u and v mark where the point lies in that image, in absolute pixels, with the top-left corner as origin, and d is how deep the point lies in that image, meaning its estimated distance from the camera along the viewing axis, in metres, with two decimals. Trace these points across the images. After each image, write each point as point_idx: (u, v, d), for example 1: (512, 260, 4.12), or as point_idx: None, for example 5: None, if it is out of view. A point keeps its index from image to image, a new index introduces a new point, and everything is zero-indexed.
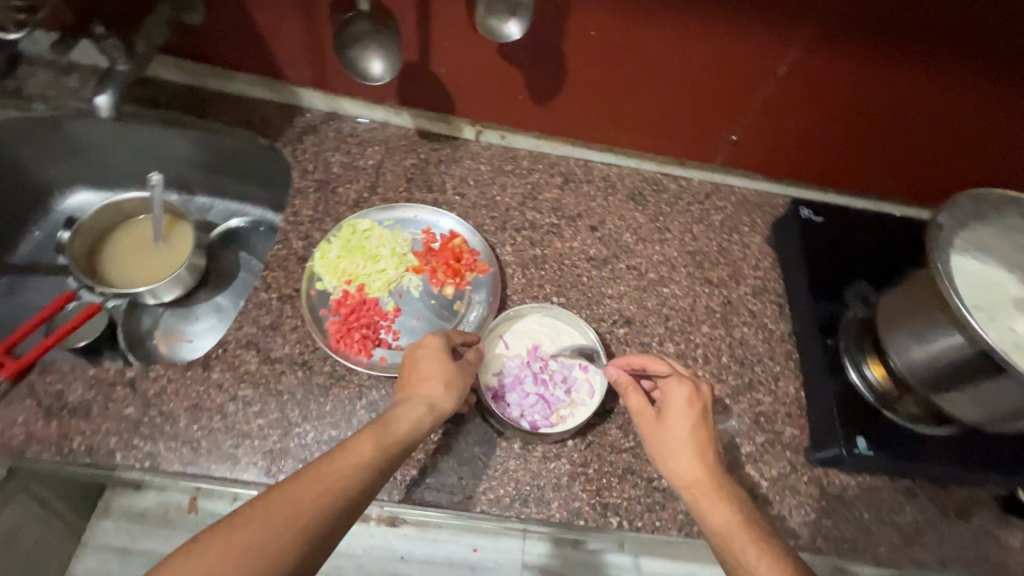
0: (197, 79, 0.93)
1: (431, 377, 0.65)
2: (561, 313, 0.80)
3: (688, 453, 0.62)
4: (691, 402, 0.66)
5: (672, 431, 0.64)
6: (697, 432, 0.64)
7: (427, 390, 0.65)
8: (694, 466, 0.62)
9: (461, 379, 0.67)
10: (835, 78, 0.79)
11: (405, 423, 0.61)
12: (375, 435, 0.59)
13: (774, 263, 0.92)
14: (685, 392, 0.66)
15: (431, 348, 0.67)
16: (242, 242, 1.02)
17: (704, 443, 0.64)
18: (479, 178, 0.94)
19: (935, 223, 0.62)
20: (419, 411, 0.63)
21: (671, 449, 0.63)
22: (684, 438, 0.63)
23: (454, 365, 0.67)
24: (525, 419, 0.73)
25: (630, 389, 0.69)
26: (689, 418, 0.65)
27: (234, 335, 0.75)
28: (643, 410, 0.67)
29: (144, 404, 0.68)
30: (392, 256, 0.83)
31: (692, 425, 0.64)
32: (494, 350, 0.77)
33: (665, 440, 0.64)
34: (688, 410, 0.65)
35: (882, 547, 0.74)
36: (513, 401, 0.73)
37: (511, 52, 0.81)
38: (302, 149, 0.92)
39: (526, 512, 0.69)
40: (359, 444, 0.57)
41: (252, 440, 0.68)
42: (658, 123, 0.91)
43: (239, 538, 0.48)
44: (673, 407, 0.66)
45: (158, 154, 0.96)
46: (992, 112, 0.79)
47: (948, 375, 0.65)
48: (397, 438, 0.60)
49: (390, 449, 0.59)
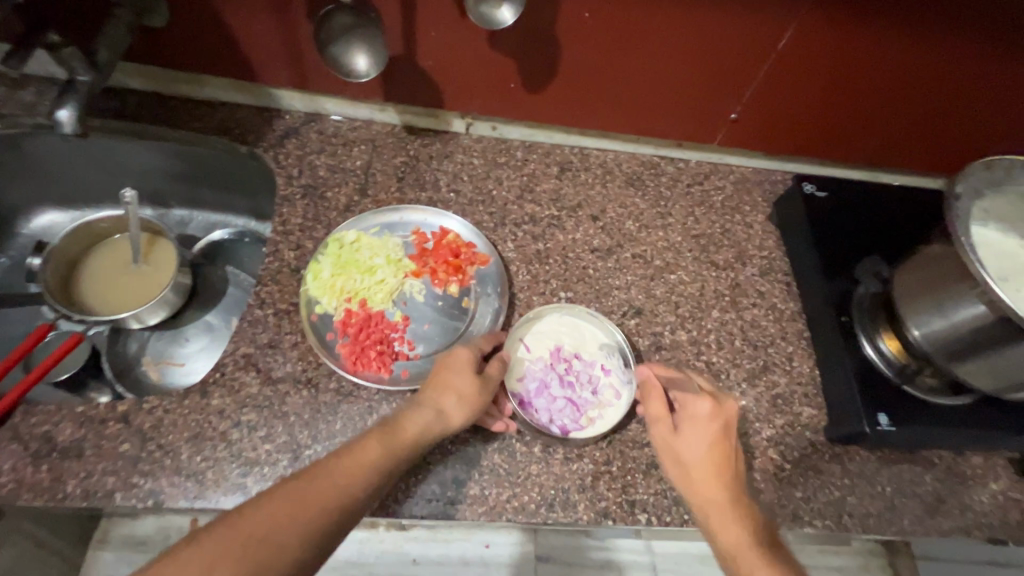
0: (165, 86, 0.87)
1: (447, 386, 0.63)
2: (582, 311, 0.78)
3: (701, 465, 0.63)
4: (713, 417, 0.65)
5: (689, 443, 0.64)
6: (714, 445, 0.64)
7: (439, 397, 0.63)
8: (704, 478, 0.62)
9: (477, 394, 0.64)
10: (835, 50, 0.77)
11: (413, 426, 0.60)
12: (382, 438, 0.58)
13: (777, 241, 0.92)
14: (708, 407, 0.65)
15: (461, 362, 0.65)
16: (227, 255, 0.96)
17: (720, 456, 0.63)
18: (473, 174, 0.91)
19: (953, 195, 0.61)
20: (428, 416, 0.61)
21: (685, 462, 0.64)
22: (700, 453, 0.63)
23: (470, 377, 0.65)
24: (554, 424, 0.70)
25: (650, 396, 0.68)
26: (706, 433, 0.64)
27: (231, 356, 0.71)
28: (661, 418, 0.66)
29: (141, 438, 0.64)
30: (388, 264, 0.78)
31: (710, 438, 0.64)
32: (515, 352, 0.74)
33: (679, 451, 0.64)
34: (708, 425, 0.65)
35: (907, 520, 0.74)
36: (540, 406, 0.71)
37: (502, 39, 0.77)
38: (285, 154, 0.88)
39: (553, 517, 0.67)
40: (366, 445, 0.57)
41: (260, 467, 0.65)
42: (655, 105, 0.89)
43: (241, 531, 0.47)
44: (693, 421, 0.65)
45: (129, 168, 0.91)
46: (992, 79, 0.79)
47: (969, 345, 0.64)
48: (404, 441, 0.58)
49: (397, 451, 0.57)
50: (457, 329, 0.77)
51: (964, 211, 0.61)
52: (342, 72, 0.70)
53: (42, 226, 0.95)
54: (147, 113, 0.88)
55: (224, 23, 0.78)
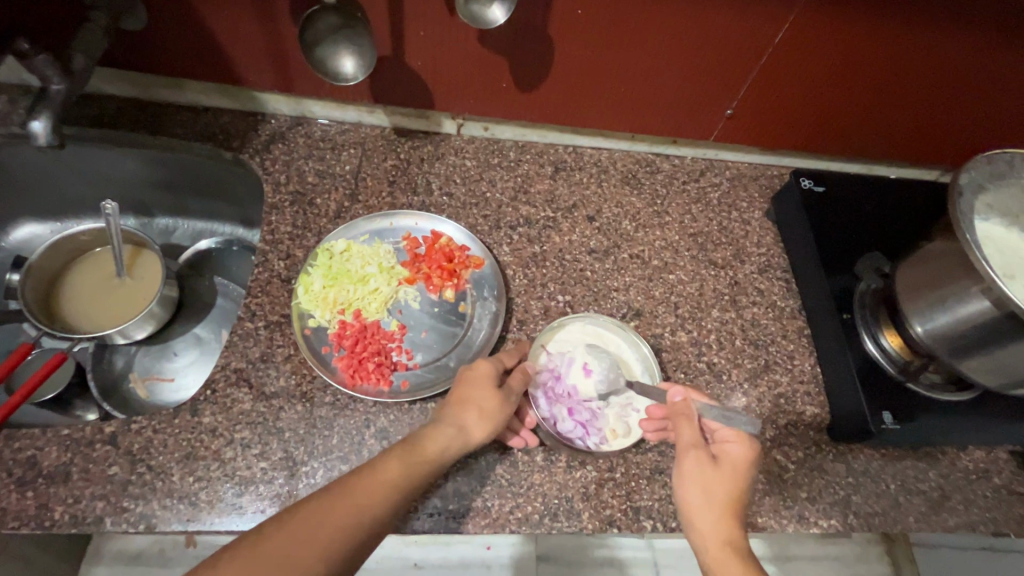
0: (145, 91, 0.84)
1: (469, 402, 0.63)
2: (605, 321, 0.77)
3: (721, 505, 0.58)
4: (750, 461, 0.61)
5: (718, 481, 0.59)
6: (739, 485, 0.60)
7: (461, 413, 0.62)
8: (720, 520, 0.57)
9: (497, 410, 0.63)
10: (834, 43, 0.76)
11: (434, 444, 0.58)
12: (403, 456, 0.56)
13: (775, 237, 0.91)
14: (747, 449, 0.61)
15: (481, 375, 0.65)
16: (217, 264, 0.94)
17: (740, 499, 0.59)
18: (466, 176, 0.89)
19: (958, 191, 0.60)
20: (449, 433, 0.59)
21: (709, 497, 0.59)
22: (721, 495, 0.59)
23: (491, 391, 0.64)
24: (577, 437, 0.69)
25: (682, 421, 0.64)
26: (735, 476, 0.60)
27: (222, 372, 0.69)
28: (692, 447, 0.61)
29: (130, 461, 0.62)
30: (381, 272, 0.76)
31: (739, 480, 0.60)
32: (539, 363, 0.73)
33: (705, 485, 0.59)
34: (742, 467, 0.60)
35: (912, 517, 0.73)
36: (563, 419, 0.70)
37: (493, 38, 0.75)
38: (271, 159, 0.85)
39: (557, 527, 0.66)
40: (387, 464, 0.55)
41: (255, 486, 0.63)
42: (651, 103, 0.87)
43: (259, 554, 0.46)
44: (729, 460, 0.61)
45: (110, 178, 0.88)
46: (991, 69, 0.78)
47: (974, 342, 0.63)
48: (425, 459, 0.57)
49: (419, 469, 0.56)
50: (455, 335, 0.75)
51: (969, 208, 0.60)
52: (327, 74, 0.69)
53: (20, 239, 0.92)
54: (126, 119, 0.84)
55: (203, 26, 0.74)
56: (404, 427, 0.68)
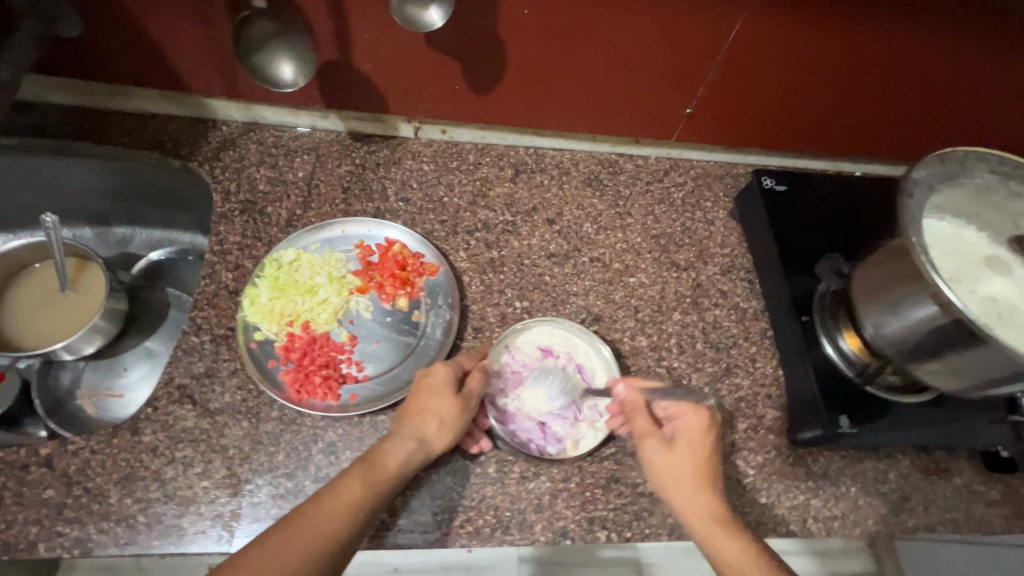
0: (90, 99, 0.82)
1: (427, 411, 0.62)
2: (574, 327, 0.76)
3: (692, 480, 0.61)
4: (705, 429, 0.64)
5: (679, 460, 0.63)
6: (704, 456, 0.63)
7: (420, 424, 0.62)
8: (695, 495, 0.61)
9: (458, 416, 0.63)
10: (790, 40, 0.74)
11: (394, 459, 0.59)
12: (362, 475, 0.56)
13: (740, 237, 0.90)
14: (701, 419, 0.65)
15: (439, 385, 0.64)
16: (170, 275, 0.93)
17: (708, 468, 0.63)
18: (423, 180, 0.87)
19: (908, 194, 0.58)
20: (409, 447, 0.60)
21: (677, 479, 0.62)
22: (691, 470, 0.62)
23: (451, 398, 0.63)
24: (533, 442, 0.68)
25: (637, 413, 0.67)
26: (695, 448, 0.63)
27: (164, 388, 0.67)
28: (647, 434, 0.65)
29: (67, 483, 0.61)
30: (331, 282, 0.74)
31: (701, 451, 0.63)
32: (500, 363, 0.72)
33: (670, 470, 0.63)
34: (698, 437, 0.64)
35: (872, 520, 0.73)
36: (522, 423, 0.69)
37: (441, 40, 0.72)
38: (221, 167, 0.83)
39: (509, 539, 0.65)
40: (348, 485, 0.55)
41: (197, 506, 0.61)
42: (609, 104, 0.85)
43: None
44: (685, 435, 0.64)
45: (58, 188, 0.86)
46: (950, 65, 0.77)
47: (926, 346, 0.62)
48: (384, 476, 0.57)
49: (379, 487, 0.56)
50: (408, 344, 0.73)
51: (920, 210, 0.59)
52: (262, 79, 0.70)
53: None
54: (69, 129, 0.82)
55: (142, 34, 0.72)
56: (352, 441, 0.67)
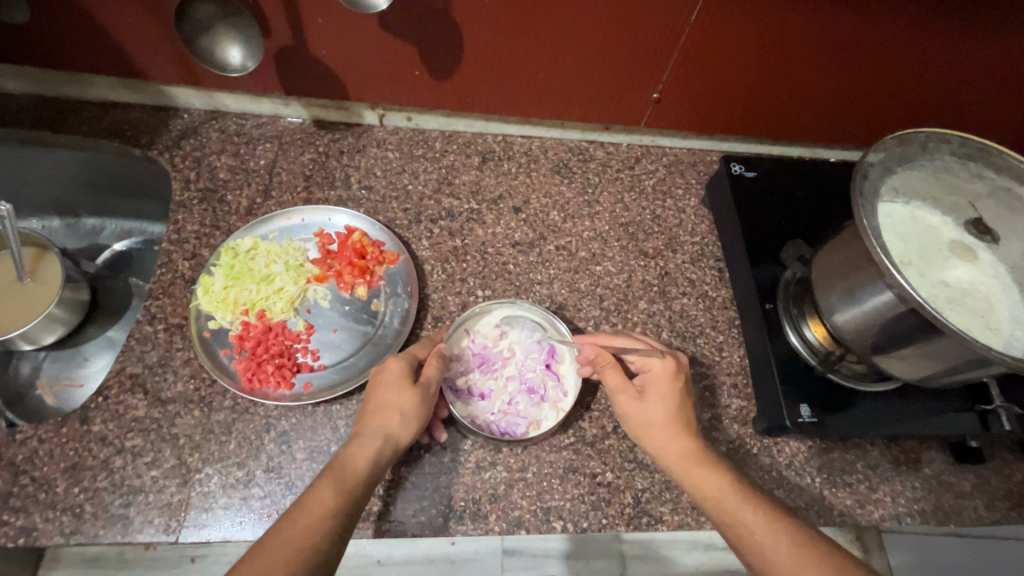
0: (50, 88, 0.81)
1: (387, 407, 0.61)
2: (532, 308, 0.74)
3: (667, 424, 0.62)
4: (673, 375, 0.64)
5: (652, 409, 0.63)
6: (676, 403, 0.63)
7: (382, 420, 0.60)
8: (670, 436, 0.61)
9: (419, 408, 0.62)
10: (753, 22, 0.72)
11: (363, 461, 0.57)
12: (335, 483, 0.54)
13: (710, 225, 0.88)
14: (668, 366, 0.65)
15: (393, 375, 0.63)
16: (133, 264, 0.93)
17: (680, 413, 0.63)
18: (387, 168, 0.86)
19: (862, 177, 0.57)
20: (375, 445, 0.58)
21: (650, 427, 0.63)
22: (663, 418, 0.62)
23: (408, 390, 0.62)
24: (495, 424, 0.67)
25: (608, 369, 0.66)
26: (667, 392, 0.64)
27: (115, 378, 0.66)
28: (621, 390, 0.64)
29: (13, 472, 0.60)
30: (287, 271, 0.73)
31: (671, 397, 0.63)
32: (459, 346, 0.71)
33: (643, 419, 0.63)
34: (666, 383, 0.64)
35: (837, 511, 0.72)
36: (483, 405, 0.68)
37: (395, 24, 0.71)
38: (181, 155, 0.82)
39: (462, 530, 0.64)
40: (319, 495, 0.53)
41: (144, 495, 0.61)
42: (574, 90, 0.84)
43: None
44: (655, 384, 0.64)
45: (23, 177, 0.86)
46: (920, 46, 0.75)
47: (885, 333, 0.61)
48: (357, 479, 0.55)
49: (353, 491, 0.55)
50: (364, 334, 0.72)
51: (873, 192, 0.58)
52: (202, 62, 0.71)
53: None
54: (30, 117, 0.80)
55: (93, 19, 0.70)
56: (305, 430, 0.66)
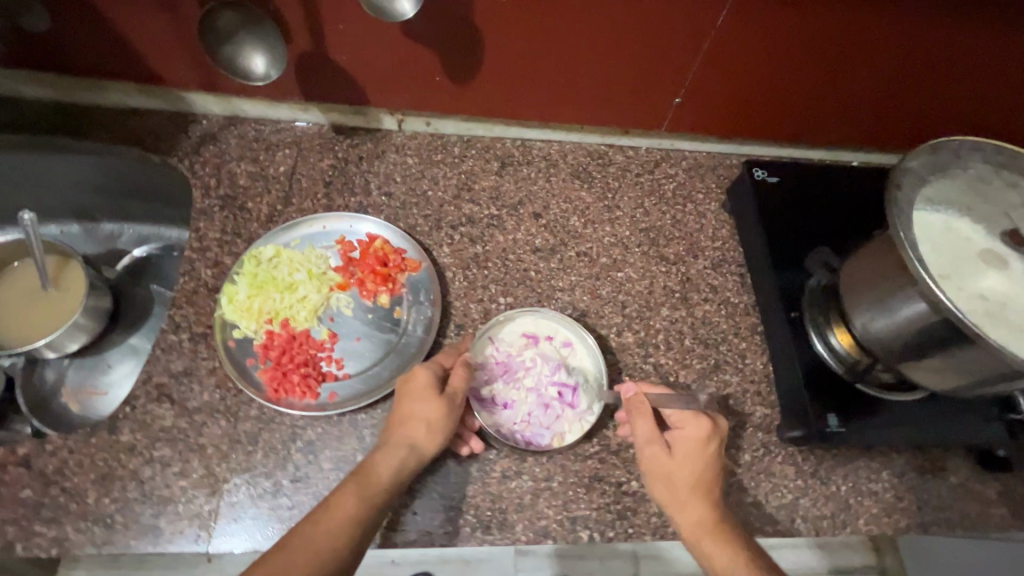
0: (66, 93, 0.80)
1: (413, 418, 0.61)
2: (558, 317, 0.74)
3: (689, 489, 0.60)
4: (705, 440, 0.62)
5: (678, 467, 0.61)
6: (703, 466, 0.61)
7: (408, 431, 0.61)
8: (692, 502, 0.60)
9: (446, 419, 0.62)
10: (780, 25, 0.71)
11: (386, 468, 0.59)
12: (357, 489, 0.57)
13: (732, 230, 0.88)
14: (702, 429, 0.62)
15: (420, 386, 0.62)
16: (153, 271, 0.93)
17: (706, 479, 0.61)
18: (406, 173, 0.85)
19: (894, 187, 0.57)
20: (399, 455, 0.59)
21: (673, 485, 0.61)
22: (688, 478, 0.61)
23: (435, 401, 0.62)
24: (519, 434, 0.67)
25: (638, 418, 0.64)
26: (696, 456, 0.62)
27: (142, 388, 0.66)
28: (650, 442, 0.62)
29: (44, 483, 0.61)
30: (310, 279, 0.73)
31: (700, 460, 0.61)
32: (483, 355, 0.71)
33: (668, 477, 0.62)
34: (697, 447, 0.62)
35: (862, 519, 0.71)
36: (507, 414, 0.68)
37: (418, 30, 0.71)
38: (201, 162, 0.82)
39: (489, 539, 0.64)
40: (342, 499, 0.56)
41: (174, 505, 0.61)
42: (595, 93, 0.83)
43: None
44: (686, 443, 0.62)
45: (39, 184, 0.85)
46: (947, 50, 0.74)
47: (917, 343, 0.61)
48: (379, 487, 0.58)
49: (374, 498, 0.57)
50: (388, 342, 0.72)
51: (908, 204, 0.57)
52: (229, 72, 0.71)
53: None
54: (45, 124, 0.79)
55: (114, 27, 0.70)
56: (332, 440, 0.66)
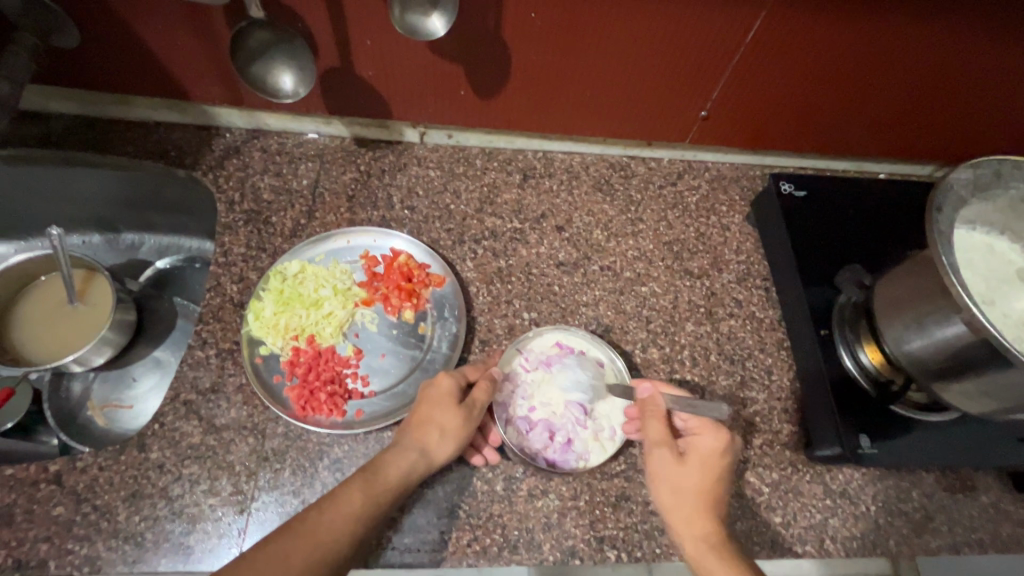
0: (93, 108, 0.80)
1: (429, 423, 0.61)
2: (587, 336, 0.74)
3: (695, 499, 0.59)
4: (721, 452, 0.61)
5: (688, 476, 0.61)
6: (714, 477, 0.61)
7: (422, 434, 0.60)
8: (696, 512, 0.59)
9: (461, 428, 0.62)
10: (814, 39, 0.70)
11: (395, 469, 0.58)
12: (364, 487, 0.56)
13: (756, 243, 0.87)
14: (719, 442, 0.62)
15: (442, 397, 0.62)
16: (176, 284, 0.94)
17: (714, 492, 0.60)
18: (429, 186, 0.85)
19: (933, 209, 0.56)
20: (410, 458, 0.59)
21: (682, 492, 0.60)
22: (697, 487, 0.60)
23: (454, 410, 0.62)
24: (542, 454, 0.67)
25: (650, 418, 0.63)
26: (706, 469, 0.61)
27: (171, 404, 0.67)
28: (659, 444, 0.62)
29: (75, 501, 0.61)
30: (335, 295, 0.73)
31: (712, 472, 0.61)
32: (510, 366, 0.71)
33: (675, 484, 0.61)
34: (713, 458, 0.61)
35: (893, 540, 0.70)
36: (532, 433, 0.68)
37: (446, 45, 0.70)
38: (225, 176, 0.82)
39: (516, 559, 0.64)
40: (349, 494, 0.55)
41: (203, 524, 0.61)
42: (620, 106, 0.82)
43: None
44: (701, 453, 0.61)
45: (67, 199, 0.85)
46: (983, 65, 0.73)
47: (951, 365, 0.60)
48: (387, 487, 0.57)
49: (380, 498, 0.56)
50: (413, 358, 0.72)
51: (949, 226, 0.56)
52: (256, 90, 0.70)
53: None
54: (72, 139, 0.80)
55: (141, 43, 0.70)
56: (358, 457, 0.66)
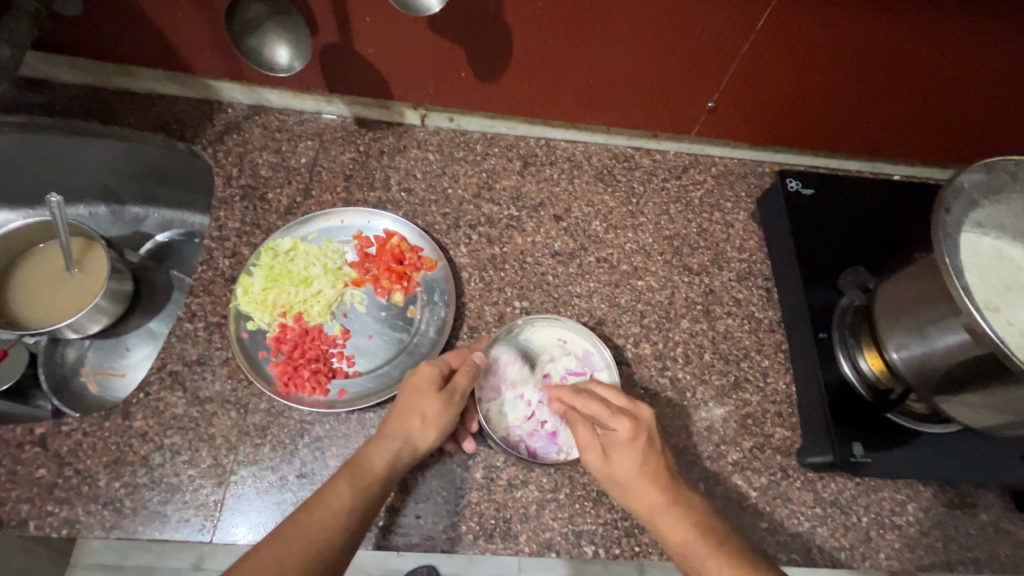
0: (98, 77, 0.80)
1: (411, 410, 0.60)
2: (576, 327, 0.72)
3: (638, 478, 0.57)
4: (632, 438, 0.58)
5: (620, 473, 0.58)
6: (641, 463, 0.58)
7: (405, 423, 0.59)
8: (645, 501, 0.57)
9: (443, 414, 0.61)
10: (826, 28, 0.67)
11: (381, 459, 0.57)
12: (351, 480, 0.55)
13: (760, 242, 0.84)
14: (625, 429, 0.59)
15: (424, 382, 0.61)
16: (175, 257, 0.95)
17: (649, 476, 0.58)
18: (427, 170, 0.84)
19: (940, 210, 0.53)
20: (394, 448, 0.58)
21: (623, 489, 0.58)
22: (631, 478, 0.58)
23: (435, 397, 0.61)
24: (524, 442, 0.66)
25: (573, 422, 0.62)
26: (630, 459, 0.58)
27: (157, 374, 0.67)
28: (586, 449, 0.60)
29: (58, 464, 0.62)
30: (325, 274, 0.73)
31: (634, 459, 0.58)
32: (498, 351, 0.70)
33: (614, 482, 0.59)
34: (628, 445, 0.58)
35: (884, 553, 0.68)
36: (515, 422, 0.67)
37: (446, 24, 0.69)
38: (224, 151, 0.81)
39: (491, 548, 0.63)
40: (336, 490, 0.54)
41: (181, 494, 0.62)
42: (624, 94, 0.80)
43: None
44: (617, 444, 0.59)
45: (73, 166, 0.86)
46: (1008, 63, 0.69)
47: (956, 377, 0.57)
48: (372, 476, 0.56)
49: (369, 489, 0.55)
50: (400, 341, 0.71)
51: (957, 228, 0.54)
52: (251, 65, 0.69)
53: None
54: (77, 107, 0.80)
55: (143, 12, 0.70)
56: (339, 437, 0.66)
